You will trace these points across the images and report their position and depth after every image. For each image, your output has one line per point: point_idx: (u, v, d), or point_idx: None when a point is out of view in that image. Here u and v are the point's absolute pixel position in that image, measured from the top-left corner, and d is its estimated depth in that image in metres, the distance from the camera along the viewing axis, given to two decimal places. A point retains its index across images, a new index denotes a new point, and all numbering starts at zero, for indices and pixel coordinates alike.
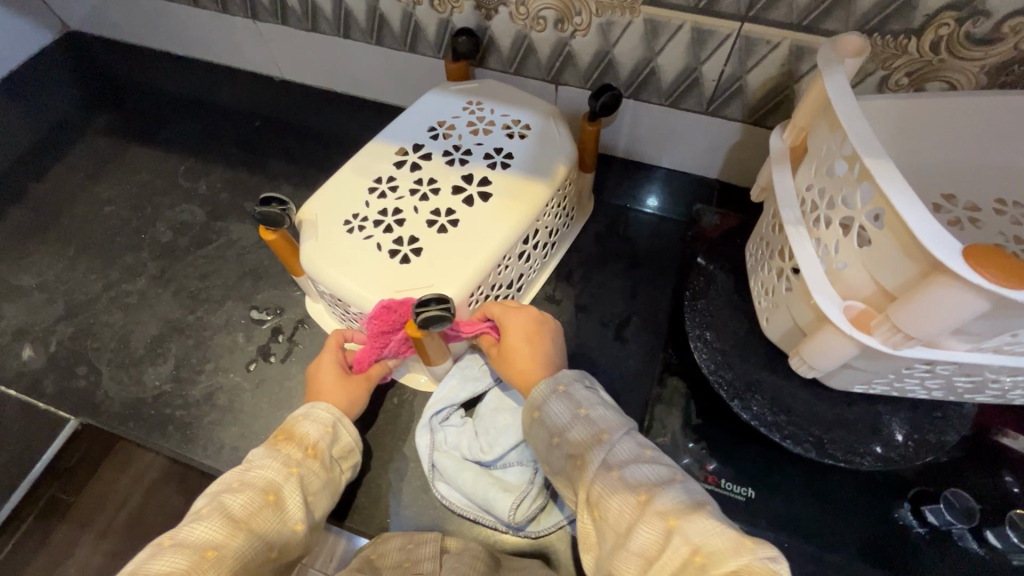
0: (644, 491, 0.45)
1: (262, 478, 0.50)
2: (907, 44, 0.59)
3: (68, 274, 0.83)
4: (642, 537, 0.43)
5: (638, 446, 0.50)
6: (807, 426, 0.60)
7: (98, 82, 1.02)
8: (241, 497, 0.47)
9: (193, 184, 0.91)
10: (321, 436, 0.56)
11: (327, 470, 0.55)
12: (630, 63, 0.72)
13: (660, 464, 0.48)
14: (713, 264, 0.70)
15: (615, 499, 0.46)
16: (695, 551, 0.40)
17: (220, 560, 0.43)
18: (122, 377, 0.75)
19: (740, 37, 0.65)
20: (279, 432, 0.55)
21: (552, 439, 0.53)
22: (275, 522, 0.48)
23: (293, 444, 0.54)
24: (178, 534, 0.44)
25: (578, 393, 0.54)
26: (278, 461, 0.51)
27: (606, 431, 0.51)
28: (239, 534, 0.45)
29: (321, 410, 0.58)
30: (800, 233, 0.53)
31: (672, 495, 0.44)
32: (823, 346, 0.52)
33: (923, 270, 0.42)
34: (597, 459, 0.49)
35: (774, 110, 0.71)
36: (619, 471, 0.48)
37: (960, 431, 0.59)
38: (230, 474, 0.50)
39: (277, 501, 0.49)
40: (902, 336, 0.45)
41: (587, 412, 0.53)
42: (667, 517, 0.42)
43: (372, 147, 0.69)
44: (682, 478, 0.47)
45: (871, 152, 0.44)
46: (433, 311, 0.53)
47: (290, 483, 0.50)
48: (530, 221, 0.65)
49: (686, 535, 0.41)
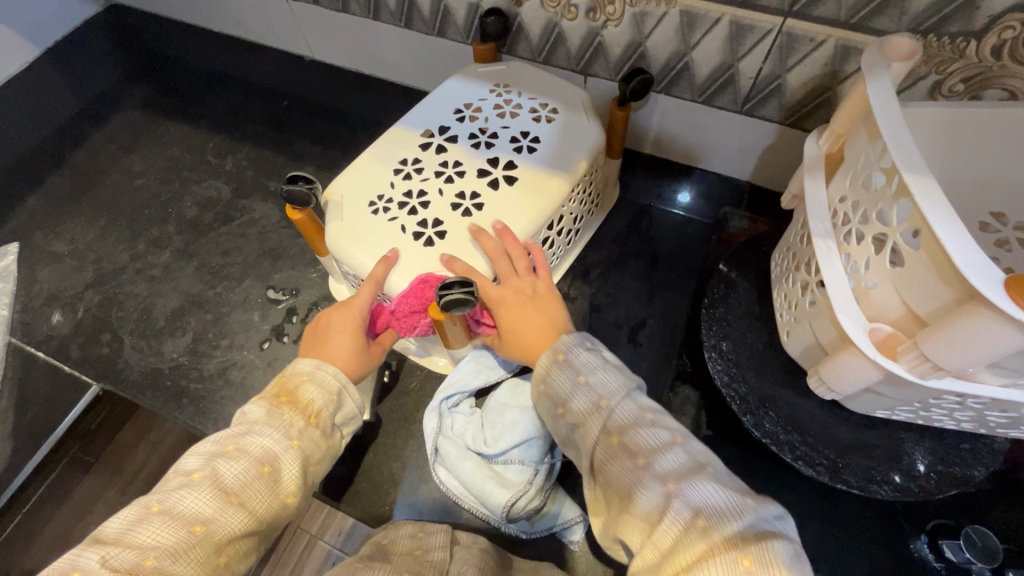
0: (644, 456, 0.43)
1: (257, 446, 0.48)
2: (966, 47, 0.54)
3: (97, 243, 0.85)
4: (645, 502, 0.41)
5: (639, 408, 0.47)
6: (822, 449, 0.57)
7: (142, 59, 1.04)
8: (235, 466, 0.46)
9: (220, 160, 0.92)
10: (325, 404, 0.53)
11: (329, 438, 0.53)
12: (663, 56, 0.69)
13: (663, 426, 0.45)
14: (735, 271, 0.67)
15: (618, 464, 0.44)
16: (696, 514, 0.38)
17: (207, 535, 0.43)
18: (142, 347, 0.77)
19: (782, 33, 0.61)
20: (282, 392, 0.52)
21: (557, 409, 0.51)
22: (268, 495, 0.47)
23: (295, 409, 0.51)
24: (168, 499, 0.44)
25: (577, 359, 0.51)
26: (278, 429, 0.49)
27: (604, 397, 0.48)
28: (229, 510, 0.45)
29: (329, 373, 0.54)
30: (829, 247, 0.50)
31: (673, 459, 0.42)
32: (845, 367, 0.49)
33: (957, 296, 0.39)
34: (595, 428, 0.47)
35: (813, 112, 0.67)
36: (620, 438, 0.45)
37: (989, 466, 0.55)
38: (227, 432, 0.49)
39: (271, 473, 0.48)
40: (930, 365, 0.41)
41: (587, 379, 0.49)
42: (668, 482, 0.41)
43: (395, 131, 0.68)
44: (683, 440, 0.44)
45: (910, 167, 0.41)
46: (456, 294, 0.52)
47: (287, 456, 0.49)
48: (554, 206, 0.63)
49: (687, 499, 0.39)
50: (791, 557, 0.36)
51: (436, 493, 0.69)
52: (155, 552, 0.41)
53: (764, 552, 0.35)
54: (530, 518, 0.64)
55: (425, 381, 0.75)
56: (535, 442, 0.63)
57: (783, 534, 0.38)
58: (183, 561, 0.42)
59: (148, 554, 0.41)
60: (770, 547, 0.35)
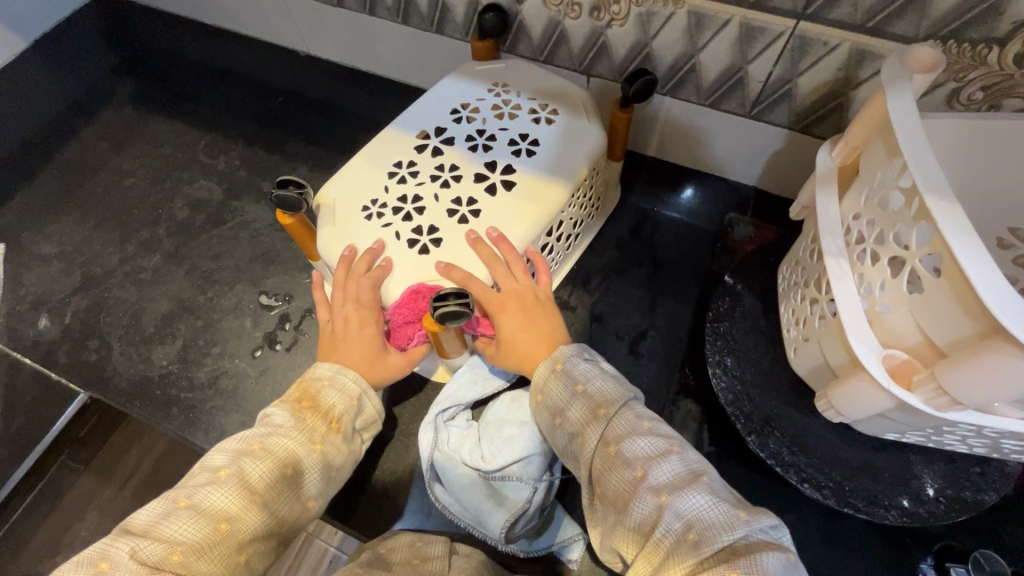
0: (641, 467, 0.41)
1: (282, 447, 0.47)
2: (987, 54, 0.52)
3: (85, 246, 0.83)
4: (638, 515, 0.40)
5: (638, 417, 0.45)
6: (828, 471, 0.55)
7: (128, 47, 1.00)
8: (261, 465, 0.45)
9: (212, 159, 0.90)
10: (346, 409, 0.52)
11: (349, 444, 0.52)
12: (669, 57, 0.67)
13: (660, 435, 0.43)
14: (740, 283, 0.65)
15: (614, 475, 0.43)
16: (689, 527, 0.37)
17: (231, 534, 0.42)
18: (132, 354, 0.75)
19: (793, 37, 0.58)
20: (304, 397, 0.51)
21: (554, 418, 0.49)
22: (289, 497, 0.46)
23: (317, 415, 0.51)
24: (195, 494, 0.42)
25: (575, 369, 0.50)
26: (302, 433, 0.49)
27: (602, 406, 0.46)
28: (253, 509, 0.43)
29: (349, 378, 0.54)
30: (842, 267, 0.47)
31: (667, 469, 0.40)
32: (856, 394, 0.47)
33: (981, 330, 0.37)
34: (594, 437, 0.45)
35: (825, 118, 0.65)
36: (616, 448, 0.43)
37: (1001, 491, 0.54)
38: (253, 432, 0.48)
39: (294, 475, 0.47)
40: (949, 399, 0.39)
41: (585, 388, 0.48)
42: (661, 494, 0.39)
43: (390, 133, 0.66)
44: (680, 448, 0.42)
45: (932, 189, 0.38)
46: (450, 306, 0.50)
47: (311, 460, 0.48)
48: (553, 213, 0.61)
49: (679, 511, 0.38)
50: (786, 569, 0.34)
51: (432, 508, 0.67)
52: (182, 546, 0.39)
53: (754, 565, 0.33)
54: (527, 536, 0.63)
55: (421, 391, 0.73)
56: (534, 460, 0.61)
57: (779, 545, 0.36)
58: (207, 558, 0.40)
59: (176, 548, 0.39)
60: (760, 558, 0.34)
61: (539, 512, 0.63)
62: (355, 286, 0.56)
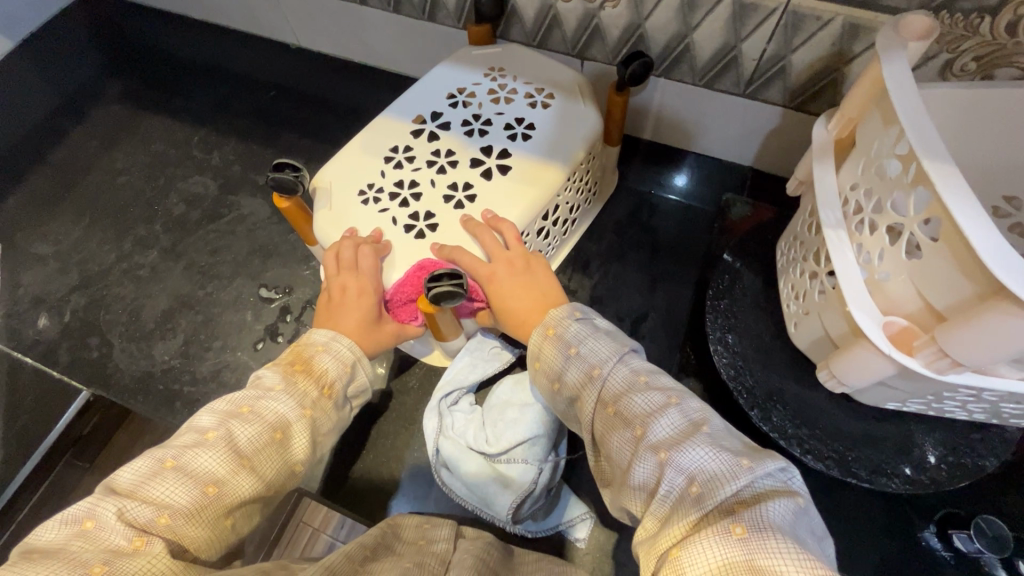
0: (640, 425, 0.40)
1: (272, 411, 0.45)
2: (980, 24, 0.52)
3: (81, 245, 0.83)
4: (640, 475, 0.39)
5: (635, 372, 0.44)
6: (830, 442, 0.56)
7: (117, 44, 0.99)
8: (249, 429, 0.43)
9: (206, 155, 0.90)
10: (339, 375, 0.51)
11: (339, 410, 0.51)
12: (663, 38, 0.67)
13: (658, 389, 0.42)
14: (740, 261, 0.65)
15: (615, 435, 0.42)
16: (690, 480, 0.36)
17: (220, 497, 0.40)
18: (132, 350, 0.75)
19: (787, 13, 0.58)
20: (296, 361, 0.50)
21: (553, 385, 0.48)
22: (276, 464, 0.44)
23: (310, 379, 0.49)
24: (183, 455, 0.41)
25: (567, 331, 0.48)
26: (293, 397, 0.47)
27: (597, 366, 0.44)
28: (241, 473, 0.42)
29: (343, 345, 0.52)
30: (840, 238, 0.48)
31: (666, 425, 0.39)
32: (856, 362, 0.47)
33: (980, 291, 0.37)
34: (592, 399, 0.44)
35: (819, 95, 0.65)
36: (615, 408, 0.42)
37: (1001, 456, 0.55)
38: (241, 394, 0.46)
39: (283, 440, 0.45)
40: (949, 362, 0.40)
41: (579, 350, 0.46)
42: (660, 451, 0.38)
43: (385, 120, 0.65)
44: (679, 399, 0.41)
45: (929, 154, 0.39)
46: (445, 287, 0.49)
47: (300, 424, 0.46)
48: (549, 197, 0.61)
49: (680, 466, 0.37)
50: (793, 516, 0.33)
51: (438, 494, 0.68)
52: (169, 510, 0.38)
53: (757, 517, 0.32)
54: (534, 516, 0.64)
55: (423, 377, 0.73)
56: (538, 440, 0.61)
57: (787, 489, 0.35)
58: (194, 521, 0.39)
59: (163, 511, 0.38)
60: (764, 509, 0.33)
61: (546, 492, 0.64)
62: (349, 255, 0.55)
